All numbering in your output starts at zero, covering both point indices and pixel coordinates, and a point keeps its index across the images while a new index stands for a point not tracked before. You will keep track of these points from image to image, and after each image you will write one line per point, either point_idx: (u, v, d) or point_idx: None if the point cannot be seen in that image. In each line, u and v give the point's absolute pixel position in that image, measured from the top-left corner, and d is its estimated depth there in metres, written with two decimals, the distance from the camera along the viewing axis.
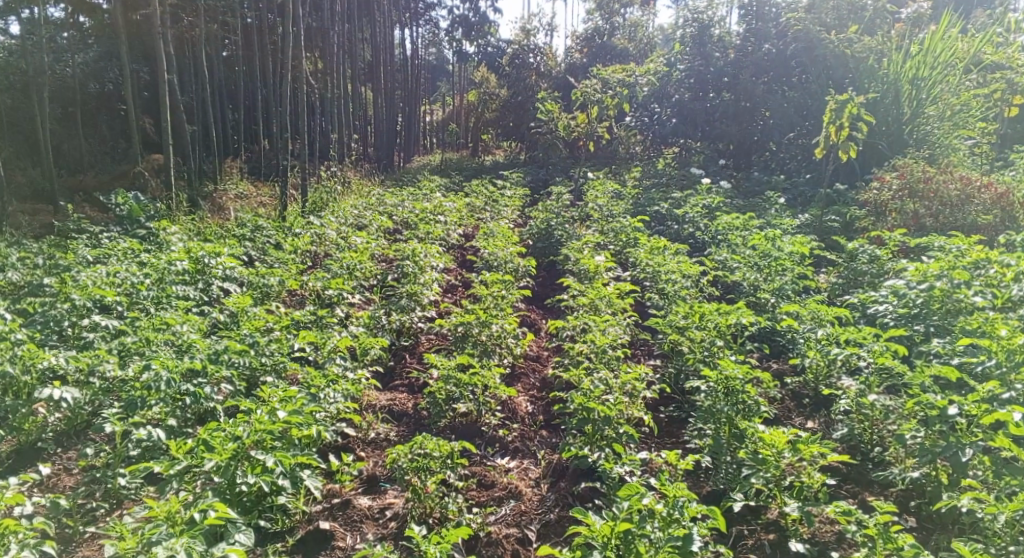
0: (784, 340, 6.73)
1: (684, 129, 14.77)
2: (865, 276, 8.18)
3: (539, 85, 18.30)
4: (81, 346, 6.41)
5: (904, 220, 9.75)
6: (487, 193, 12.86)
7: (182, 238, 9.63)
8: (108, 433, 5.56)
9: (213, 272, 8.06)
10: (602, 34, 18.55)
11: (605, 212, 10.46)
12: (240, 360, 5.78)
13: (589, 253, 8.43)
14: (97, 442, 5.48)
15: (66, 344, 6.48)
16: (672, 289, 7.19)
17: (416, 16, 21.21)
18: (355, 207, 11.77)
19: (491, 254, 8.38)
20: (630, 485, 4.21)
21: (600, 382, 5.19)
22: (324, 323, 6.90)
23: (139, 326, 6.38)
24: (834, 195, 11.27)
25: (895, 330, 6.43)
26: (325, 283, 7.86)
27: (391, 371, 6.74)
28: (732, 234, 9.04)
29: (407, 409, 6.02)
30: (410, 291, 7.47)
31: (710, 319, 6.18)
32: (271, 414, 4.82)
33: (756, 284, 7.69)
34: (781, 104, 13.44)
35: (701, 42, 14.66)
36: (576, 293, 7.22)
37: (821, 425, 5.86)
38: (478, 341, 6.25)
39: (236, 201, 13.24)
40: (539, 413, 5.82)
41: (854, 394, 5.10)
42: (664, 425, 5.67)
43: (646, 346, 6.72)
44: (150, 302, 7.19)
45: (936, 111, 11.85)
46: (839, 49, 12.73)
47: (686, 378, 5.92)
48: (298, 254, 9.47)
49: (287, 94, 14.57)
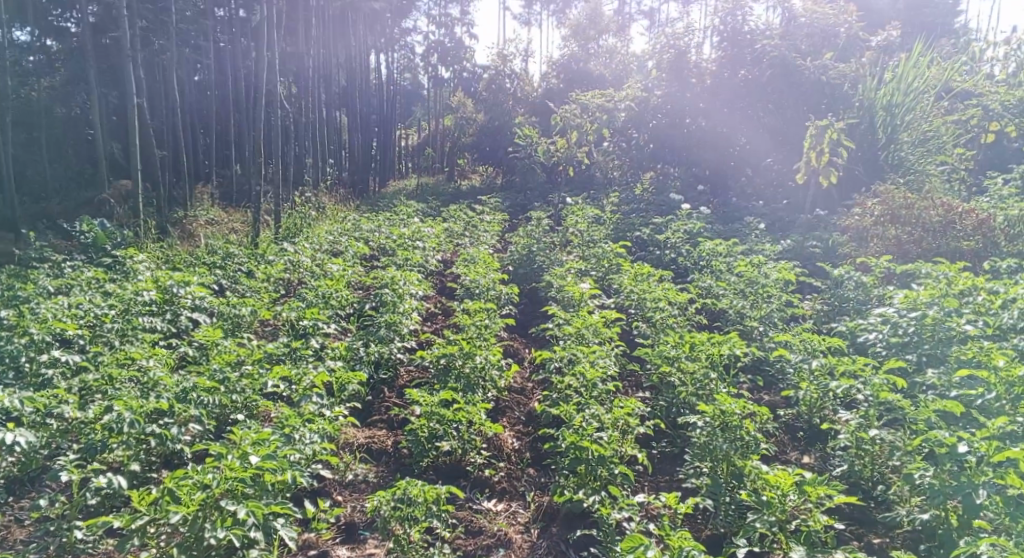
0: (775, 371, 6.53)
1: (662, 154, 14.51)
2: (851, 303, 8.04)
3: (516, 110, 18.40)
4: (39, 383, 6.08)
5: (887, 246, 9.68)
6: (466, 218, 12.65)
7: (150, 266, 9.29)
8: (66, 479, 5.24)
9: (181, 302, 7.77)
10: (578, 60, 18.20)
11: (585, 237, 10.26)
12: (210, 399, 5.52)
13: (572, 279, 8.23)
14: (54, 490, 5.15)
15: (23, 381, 6.14)
16: (659, 318, 6.99)
17: (391, 41, 21.08)
18: (330, 232, 11.48)
19: (472, 280, 8.16)
20: (633, 536, 3.95)
21: (593, 419, 4.93)
22: (298, 356, 6.63)
23: (102, 361, 6.08)
24: (815, 221, 11.15)
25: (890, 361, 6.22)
26: (299, 312, 7.59)
27: (369, 407, 6.48)
28: (717, 261, 8.87)
29: (387, 448, 5.74)
30: (388, 321, 7.16)
31: (702, 350, 5.97)
32: (242, 459, 4.53)
33: (742, 312, 7.50)
34: (757, 131, 13.58)
35: (678, 68, 14.53)
36: (561, 322, 6.99)
37: (816, 460, 5.65)
38: (461, 374, 5.95)
39: (207, 228, 12.92)
40: (525, 451, 5.59)
41: (853, 428, 4.97)
42: (655, 462, 5.48)
43: (634, 378, 6.51)
44: (113, 335, 6.87)
45: (910, 137, 11.85)
46: (814, 75, 12.56)
47: (677, 412, 5.70)
48: (271, 282, 9.16)
49: (262, 119, 14.26)
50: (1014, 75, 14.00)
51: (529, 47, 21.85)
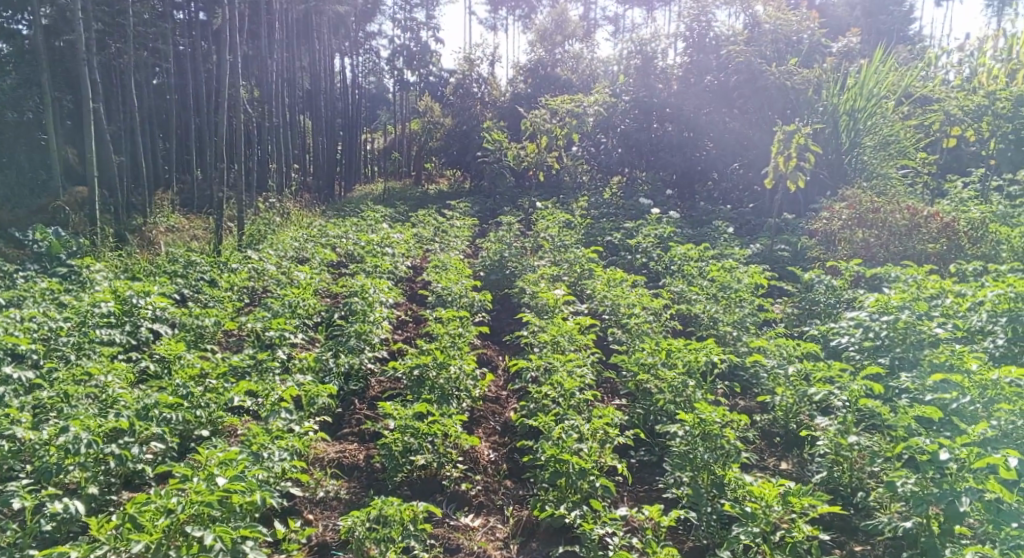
0: (751, 376, 6.49)
1: (630, 159, 14.46)
2: (823, 306, 8.04)
3: (484, 114, 18.29)
4: None
5: (855, 249, 9.73)
6: (436, 223, 12.50)
7: (107, 276, 9.03)
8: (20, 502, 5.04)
9: (141, 313, 7.55)
10: (546, 65, 18.25)
11: (557, 242, 10.19)
12: (173, 415, 5.41)
13: (545, 286, 8.14)
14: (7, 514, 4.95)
15: None
16: (635, 324, 6.92)
17: (356, 44, 20.88)
18: (295, 239, 11.26)
19: (444, 288, 8.04)
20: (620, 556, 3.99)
21: (572, 430, 4.90)
22: (264, 367, 6.46)
23: (56, 378, 5.87)
24: (784, 224, 11.20)
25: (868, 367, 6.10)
26: (265, 323, 7.41)
27: (340, 419, 6.34)
28: (689, 265, 8.84)
29: (359, 462, 5.60)
30: (358, 330, 7.00)
31: (679, 356, 5.93)
32: (209, 481, 4.36)
33: (716, 318, 7.46)
34: (722, 135, 13.59)
35: (645, 73, 14.61)
36: (536, 329, 6.90)
37: (794, 466, 5.61)
38: (435, 385, 5.84)
39: (167, 235, 12.63)
40: (502, 462, 5.52)
41: (832, 434, 4.94)
42: (634, 471, 5.42)
43: (610, 385, 6.45)
44: (69, 349, 6.67)
45: (873, 141, 11.91)
46: (779, 81, 12.70)
47: (655, 419, 5.65)
48: (235, 291, 8.94)
49: (223, 123, 13.95)
50: (971, 80, 14.24)
51: (495, 51, 21.77)
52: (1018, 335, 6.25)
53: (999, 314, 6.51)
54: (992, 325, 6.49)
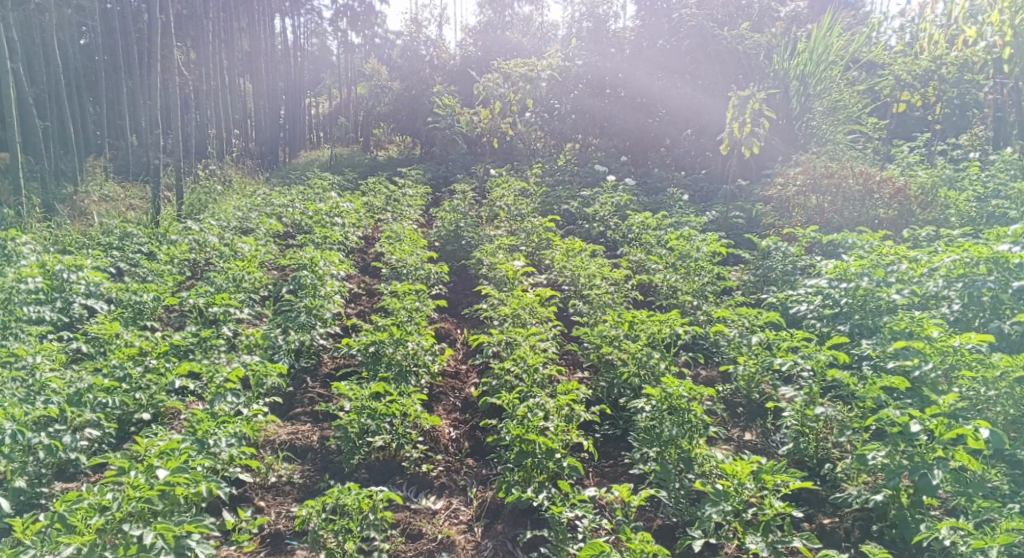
0: (712, 346, 6.41)
1: (584, 126, 14.21)
2: (779, 274, 7.92)
3: (434, 79, 17.71)
4: None
5: (810, 215, 9.70)
6: (387, 192, 12.15)
7: (35, 249, 8.62)
8: None
9: (74, 288, 7.36)
10: (496, 28, 18.20)
11: (513, 211, 9.99)
12: (108, 399, 5.29)
13: (503, 257, 7.96)
14: None
15: None
16: (597, 296, 6.83)
17: (297, 5, 20.12)
18: (239, 207, 10.84)
19: (399, 260, 7.81)
20: (593, 545, 3.91)
21: (538, 409, 4.78)
22: (208, 345, 6.33)
23: None
24: (737, 191, 11.18)
25: (836, 337, 5.76)
26: (208, 297, 7.15)
27: (291, 398, 6.16)
28: (648, 234, 8.72)
29: (312, 444, 5.49)
30: (309, 306, 6.80)
31: (642, 328, 5.88)
32: (149, 474, 4.07)
33: (676, 287, 7.37)
34: (674, 101, 13.50)
35: (597, 37, 14.48)
36: (496, 302, 6.76)
37: (759, 436, 5.54)
38: (393, 361, 5.74)
39: (101, 205, 12.15)
40: (463, 440, 5.49)
41: (798, 405, 4.90)
42: (599, 445, 5.32)
43: (573, 357, 6.39)
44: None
45: (821, 106, 11.67)
46: (731, 45, 12.68)
47: (619, 392, 5.57)
48: (175, 264, 8.60)
49: (156, 86, 13.28)
50: (912, 45, 14.34)
51: (443, 13, 21.34)
52: (974, 300, 6.13)
53: (955, 279, 6.39)
54: (947, 291, 6.39)
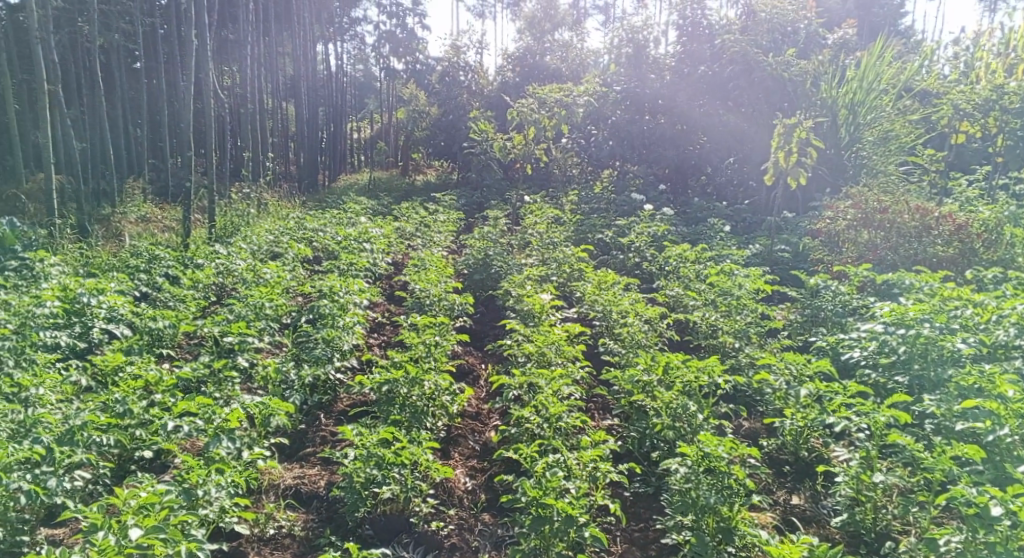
0: (755, 394, 5.88)
1: (622, 152, 13.63)
2: (829, 315, 7.32)
3: (470, 104, 17.47)
4: None
5: (861, 252, 9.07)
6: (419, 217, 11.81)
7: (64, 271, 8.45)
8: None
9: (93, 312, 7.06)
10: (534, 52, 17.75)
11: (545, 240, 9.56)
12: (103, 438, 4.96)
13: (531, 289, 7.52)
14: None
15: None
16: (630, 335, 6.33)
17: (340, 31, 20.14)
18: (270, 231, 10.58)
19: (422, 290, 7.40)
20: None
21: (558, 467, 4.33)
22: (220, 377, 5.97)
23: None
24: (782, 224, 10.63)
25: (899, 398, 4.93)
26: (224, 326, 6.77)
27: (302, 436, 5.77)
28: (686, 267, 8.21)
29: (318, 491, 5.08)
30: (326, 336, 6.39)
31: (678, 374, 5.37)
32: (121, 534, 3.89)
33: (716, 326, 6.87)
34: (716, 129, 13.01)
35: (636, 63, 14.07)
36: (522, 339, 6.31)
37: (808, 500, 5.02)
38: (407, 403, 5.34)
39: (136, 226, 12.07)
40: (480, 493, 5.10)
41: (853, 471, 4.46)
42: (627, 505, 4.87)
43: (602, 403, 5.94)
44: (7, 354, 6.17)
45: (872, 136, 11.24)
46: (776, 72, 12.07)
47: (651, 444, 5.14)
48: (200, 289, 8.30)
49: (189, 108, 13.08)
50: (968, 74, 13.63)
51: (483, 39, 21.06)
52: None
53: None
54: (1019, 342, 5.77)
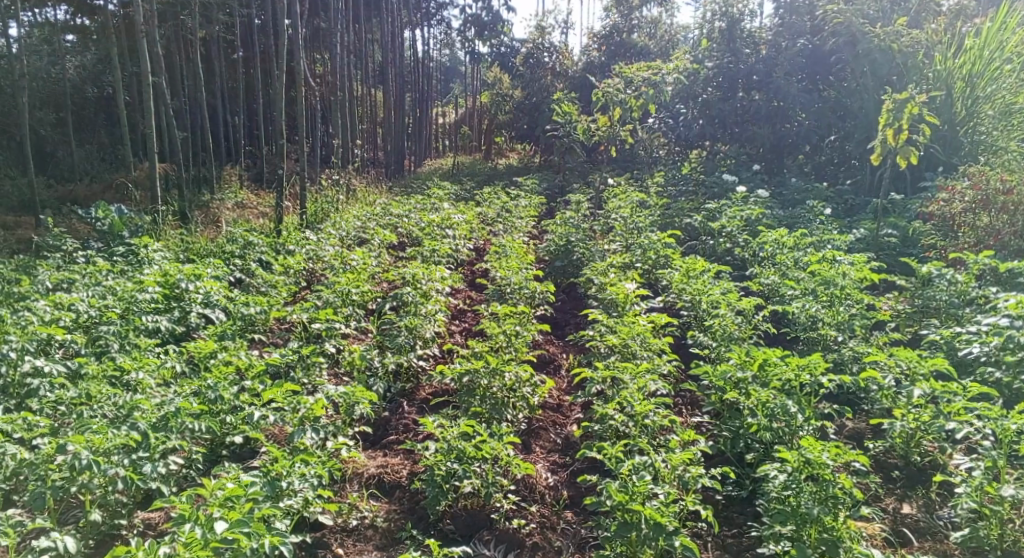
0: (859, 393, 5.55)
1: (712, 131, 13.25)
2: (942, 306, 6.80)
3: (555, 85, 17.10)
4: (23, 396, 5.56)
5: (980, 236, 8.35)
6: (502, 201, 11.69)
7: (165, 256, 8.65)
8: (36, 514, 4.69)
9: (192, 297, 7.15)
10: (620, 31, 17.38)
11: (630, 224, 9.27)
12: (196, 424, 4.94)
13: (615, 277, 7.29)
14: (22, 528, 4.61)
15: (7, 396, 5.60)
16: (721, 328, 6.01)
17: (427, 16, 20.14)
18: (358, 217, 10.65)
19: (503, 277, 7.24)
20: None
21: (645, 469, 4.17)
22: (309, 363, 5.94)
23: (86, 375, 5.53)
24: (889, 207, 10.05)
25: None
26: (312, 313, 6.75)
27: (384, 424, 5.71)
28: (783, 254, 7.79)
29: (400, 481, 5.02)
30: (409, 324, 6.32)
31: (775, 371, 5.07)
32: (207, 527, 3.90)
33: (816, 318, 6.47)
34: (814, 105, 12.29)
35: (729, 38, 13.42)
36: (604, 329, 6.09)
37: (920, 510, 4.74)
38: (488, 394, 5.24)
39: (232, 213, 12.38)
40: (562, 488, 4.95)
41: (976, 482, 4.29)
42: (718, 509, 4.69)
43: (692, 399, 5.70)
44: (112, 338, 6.27)
45: (992, 110, 10.62)
46: (884, 43, 11.29)
47: (745, 444, 4.92)
48: (291, 275, 8.37)
49: (282, 97, 13.21)
50: None
51: (569, 19, 20.68)
52: None
53: None
54: None
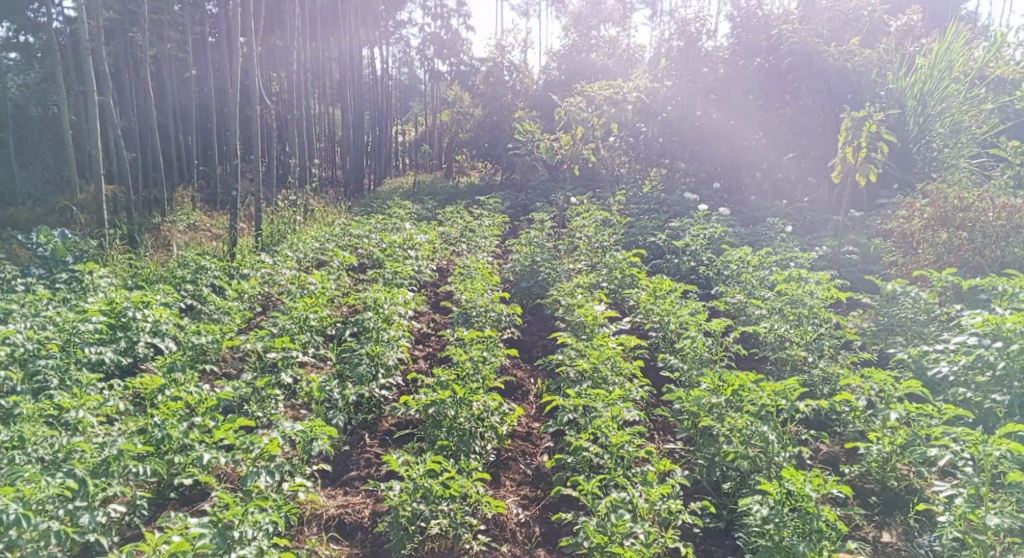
0: (833, 415, 5.44)
1: (671, 149, 13.49)
2: (909, 324, 6.73)
3: (516, 104, 17.10)
4: None
5: (940, 253, 8.37)
6: (464, 221, 11.46)
7: (111, 283, 8.26)
8: None
9: (139, 326, 6.76)
10: (580, 50, 17.28)
11: (595, 243, 9.12)
12: (140, 468, 4.63)
13: (583, 297, 7.11)
14: None
15: None
16: (692, 351, 5.84)
17: (386, 34, 19.95)
18: (316, 238, 10.35)
19: (468, 300, 7.02)
20: None
21: (624, 507, 4.11)
22: (264, 396, 5.63)
23: (21, 415, 5.16)
24: (850, 224, 10.05)
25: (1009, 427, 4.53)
26: (267, 341, 6.39)
27: (345, 458, 5.45)
28: (748, 273, 7.70)
29: (363, 521, 4.77)
30: (370, 352, 6.03)
31: (751, 396, 4.92)
32: None
33: (784, 337, 6.39)
34: (771, 124, 12.49)
35: (688, 56, 13.52)
36: (573, 353, 5.88)
37: (899, 538, 4.66)
38: (455, 426, 4.99)
39: (183, 235, 11.97)
40: (534, 525, 4.74)
41: (959, 510, 4.21)
42: (697, 543, 4.53)
43: (666, 426, 5.55)
44: (52, 373, 5.91)
45: (943, 126, 10.59)
46: (839, 62, 11.29)
47: (721, 472, 4.77)
48: (245, 300, 8.02)
49: (235, 115, 12.80)
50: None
51: (529, 38, 20.63)
52: None
53: None
54: None
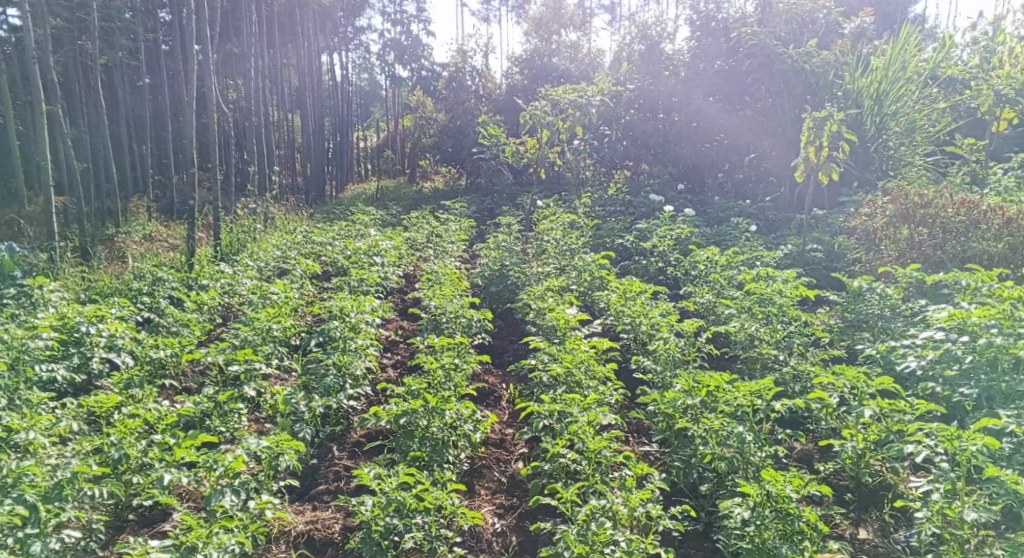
0: (807, 413, 5.41)
1: (636, 152, 13.28)
2: (877, 320, 6.75)
3: (479, 109, 16.98)
4: None
5: (903, 249, 8.42)
6: (430, 226, 11.32)
7: (63, 297, 7.97)
8: None
9: (93, 341, 6.51)
10: (542, 54, 17.18)
11: (563, 246, 9.04)
12: (96, 491, 4.43)
13: (553, 301, 7.02)
14: None
15: None
16: (665, 352, 5.79)
17: (345, 39, 19.73)
18: (278, 247, 10.13)
19: (437, 307, 6.89)
20: None
21: (603, 515, 4.03)
22: (227, 411, 5.44)
23: None
24: (812, 222, 10.13)
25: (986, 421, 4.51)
26: (229, 354, 6.16)
27: (313, 472, 5.29)
28: (717, 273, 7.68)
29: (334, 537, 4.63)
30: (337, 362, 5.86)
31: (727, 397, 4.87)
32: None
33: (755, 336, 6.36)
34: (733, 126, 12.54)
35: (651, 59, 13.39)
36: (546, 357, 5.78)
37: (876, 535, 4.64)
38: (427, 435, 4.86)
39: (139, 246, 11.65)
40: (511, 534, 4.63)
41: (936, 505, 4.19)
42: (676, 548, 4.47)
43: (640, 429, 5.47)
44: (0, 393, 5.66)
45: (898, 126, 10.77)
46: (797, 63, 11.33)
47: (699, 474, 4.71)
48: (205, 311, 7.79)
49: (191, 123, 12.50)
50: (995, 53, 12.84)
51: (490, 42, 20.57)
52: None
53: None
54: None
